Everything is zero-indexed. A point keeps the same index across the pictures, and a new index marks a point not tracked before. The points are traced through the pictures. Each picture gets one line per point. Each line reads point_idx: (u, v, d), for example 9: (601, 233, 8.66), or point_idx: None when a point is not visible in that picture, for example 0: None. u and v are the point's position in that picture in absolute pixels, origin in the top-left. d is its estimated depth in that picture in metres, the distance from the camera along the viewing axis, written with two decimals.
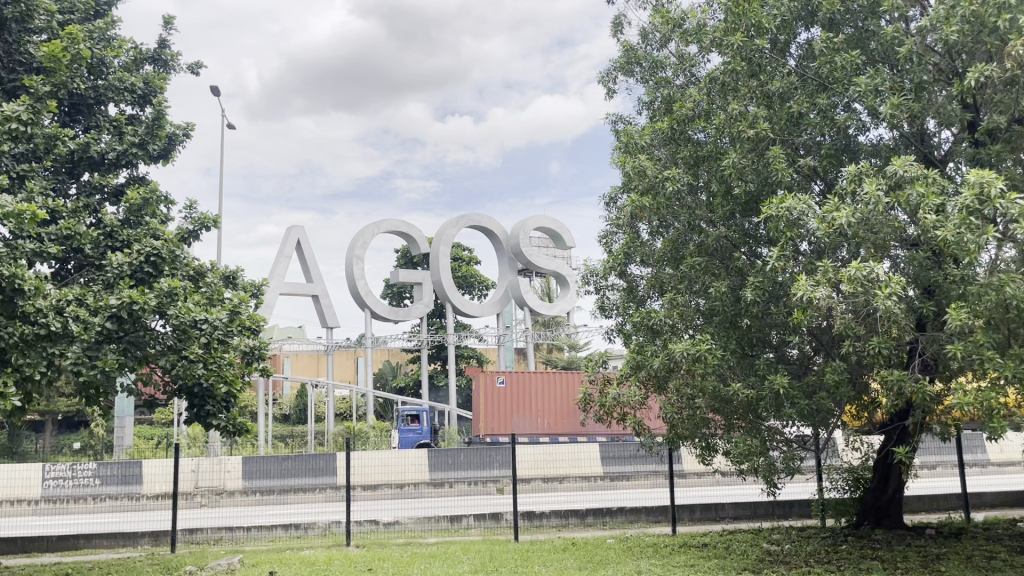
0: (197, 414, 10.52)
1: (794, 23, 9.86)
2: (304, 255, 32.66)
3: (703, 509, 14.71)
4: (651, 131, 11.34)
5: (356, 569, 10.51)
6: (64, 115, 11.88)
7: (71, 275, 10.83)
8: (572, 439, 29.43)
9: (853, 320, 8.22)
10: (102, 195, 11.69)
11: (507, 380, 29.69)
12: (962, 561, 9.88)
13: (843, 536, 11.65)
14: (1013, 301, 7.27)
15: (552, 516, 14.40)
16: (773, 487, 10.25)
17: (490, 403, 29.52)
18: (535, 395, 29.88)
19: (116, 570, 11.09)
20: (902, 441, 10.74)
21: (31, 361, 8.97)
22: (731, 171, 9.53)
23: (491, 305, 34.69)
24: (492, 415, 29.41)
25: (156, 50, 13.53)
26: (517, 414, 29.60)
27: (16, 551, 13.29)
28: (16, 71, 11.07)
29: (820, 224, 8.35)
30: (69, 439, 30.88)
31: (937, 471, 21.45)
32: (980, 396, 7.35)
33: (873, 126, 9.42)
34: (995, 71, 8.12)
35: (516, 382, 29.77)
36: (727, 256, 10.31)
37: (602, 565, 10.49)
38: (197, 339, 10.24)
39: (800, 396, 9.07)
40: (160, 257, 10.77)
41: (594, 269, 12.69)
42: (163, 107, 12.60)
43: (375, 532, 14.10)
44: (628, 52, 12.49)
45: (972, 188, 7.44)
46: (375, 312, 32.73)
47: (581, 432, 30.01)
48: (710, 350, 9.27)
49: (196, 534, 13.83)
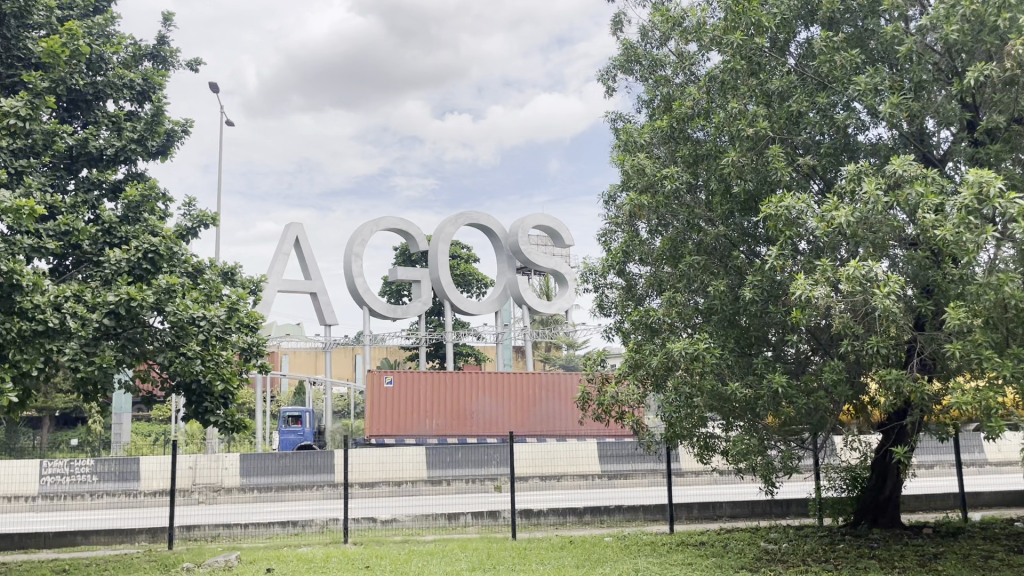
0: (196, 410, 10.57)
1: (793, 21, 9.88)
2: (303, 251, 32.59)
3: (700, 508, 14.70)
4: (650, 130, 11.34)
5: (353, 567, 10.50)
6: (64, 110, 11.88)
7: (69, 271, 10.85)
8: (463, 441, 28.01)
9: (851, 320, 8.23)
10: (101, 190, 11.73)
11: (394, 380, 28.18)
12: (959, 560, 9.87)
13: (840, 536, 11.66)
14: (1012, 300, 7.29)
15: (550, 514, 14.43)
16: (771, 486, 10.27)
17: (379, 405, 27.81)
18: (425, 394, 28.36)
19: (113, 567, 11.08)
20: (900, 441, 10.74)
21: (28, 357, 8.91)
22: (730, 170, 9.57)
23: (489, 303, 34.67)
24: (378, 417, 27.77)
25: (156, 46, 13.54)
26: (406, 415, 28.03)
27: (13, 547, 13.19)
28: (15, 67, 11.04)
29: (819, 223, 8.36)
30: (66, 435, 30.87)
31: (934, 470, 21.44)
32: (978, 396, 7.35)
33: (873, 126, 9.42)
34: (994, 71, 8.11)
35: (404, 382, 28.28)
36: (726, 255, 10.32)
37: (599, 563, 10.48)
38: (195, 336, 10.22)
39: (798, 395, 9.09)
40: (159, 253, 10.77)
41: (593, 267, 12.69)
42: (163, 104, 12.61)
43: (372, 530, 14.08)
44: (627, 50, 12.50)
45: (972, 187, 7.43)
46: (374, 309, 32.72)
47: (472, 433, 28.56)
48: (708, 349, 9.28)
49: (194, 531, 13.81)
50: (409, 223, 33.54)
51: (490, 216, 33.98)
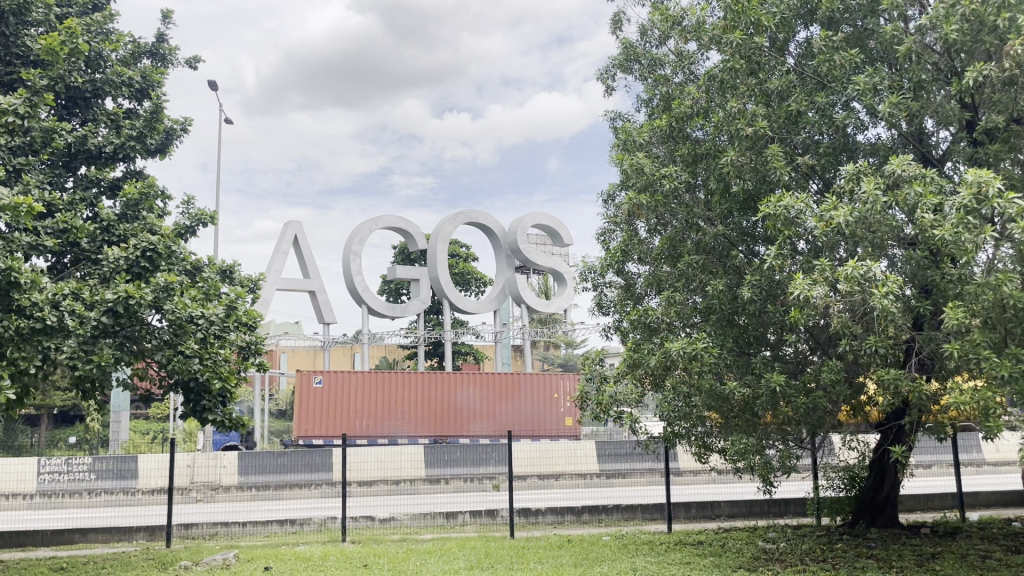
0: (193, 409, 10.50)
1: (792, 21, 9.88)
2: (302, 249, 32.56)
3: (698, 507, 14.69)
4: (649, 129, 11.33)
5: (351, 565, 10.50)
6: (61, 108, 11.81)
7: (68, 269, 10.83)
8: (394, 442, 27.16)
9: (850, 319, 8.23)
10: (98, 188, 11.72)
11: (325, 380, 27.31)
12: (957, 560, 9.88)
13: (838, 535, 11.68)
14: (1010, 299, 7.31)
15: (548, 513, 14.44)
16: (770, 486, 10.30)
17: (308, 406, 26.94)
18: (357, 395, 27.51)
19: (111, 565, 11.07)
20: (897, 440, 10.74)
21: (25, 355, 8.97)
22: (729, 169, 9.60)
23: (487, 302, 34.66)
24: (306, 417, 26.85)
25: (154, 44, 13.51)
26: (337, 417, 27.20)
27: (10, 545, 13.18)
28: (13, 64, 11.02)
29: (818, 222, 8.37)
30: (64, 433, 30.82)
31: (932, 470, 21.45)
32: (975, 396, 7.36)
33: (872, 125, 9.42)
34: (993, 71, 8.11)
35: (335, 382, 27.43)
36: (724, 254, 10.31)
37: (598, 562, 10.48)
38: (193, 334, 10.21)
39: (796, 395, 9.10)
40: (157, 252, 10.72)
41: (592, 266, 12.68)
42: (161, 101, 12.60)
43: (370, 528, 14.05)
44: (627, 49, 12.49)
45: (970, 187, 7.44)
46: (373, 308, 32.70)
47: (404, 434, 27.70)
48: (706, 349, 9.30)
49: (191, 529, 13.79)
50: (408, 222, 33.51)
51: (488, 214, 33.96)
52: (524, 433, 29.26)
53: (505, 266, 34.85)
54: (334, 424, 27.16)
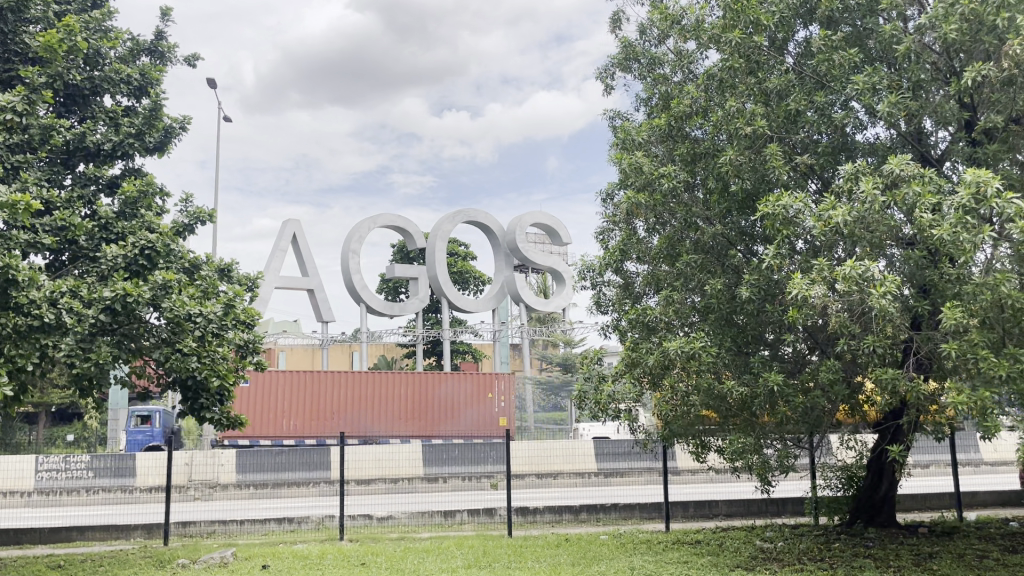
0: (191, 407, 10.48)
1: (792, 20, 9.87)
2: (300, 247, 32.54)
3: (696, 506, 14.72)
4: (648, 128, 11.32)
5: (349, 564, 10.51)
6: (60, 105, 11.78)
7: (66, 267, 10.80)
8: (322, 444, 26.75)
9: (848, 318, 8.23)
10: (97, 186, 11.71)
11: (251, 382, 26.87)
12: (954, 560, 9.89)
13: (835, 535, 11.69)
14: (1007, 299, 7.32)
15: (546, 511, 14.45)
16: (768, 485, 10.31)
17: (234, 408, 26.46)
18: (283, 396, 27.09)
19: (109, 563, 11.07)
20: (896, 440, 10.74)
21: (23, 352, 8.94)
22: (727, 168, 9.61)
23: (486, 301, 34.65)
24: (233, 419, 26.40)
25: (153, 42, 13.50)
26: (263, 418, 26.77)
27: (8, 543, 13.21)
28: (12, 61, 11.00)
29: (816, 222, 8.39)
30: (62, 430, 30.80)
31: (930, 470, 21.48)
32: (973, 396, 7.37)
33: (870, 125, 9.43)
34: (992, 70, 8.11)
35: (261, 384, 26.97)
36: (723, 253, 10.31)
37: (595, 561, 10.49)
38: (191, 332, 10.20)
39: (794, 394, 9.10)
40: (156, 249, 10.68)
41: (591, 265, 12.69)
42: (160, 99, 12.58)
43: (368, 527, 14.06)
44: (626, 48, 12.48)
45: (969, 187, 7.44)
46: (371, 306, 32.68)
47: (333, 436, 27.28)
48: (704, 347, 9.32)
49: (189, 527, 13.80)
50: (406, 220, 33.49)
51: (486, 213, 33.95)
52: (463, 434, 28.76)
53: (503, 265, 34.85)
54: (259, 423, 26.74)
